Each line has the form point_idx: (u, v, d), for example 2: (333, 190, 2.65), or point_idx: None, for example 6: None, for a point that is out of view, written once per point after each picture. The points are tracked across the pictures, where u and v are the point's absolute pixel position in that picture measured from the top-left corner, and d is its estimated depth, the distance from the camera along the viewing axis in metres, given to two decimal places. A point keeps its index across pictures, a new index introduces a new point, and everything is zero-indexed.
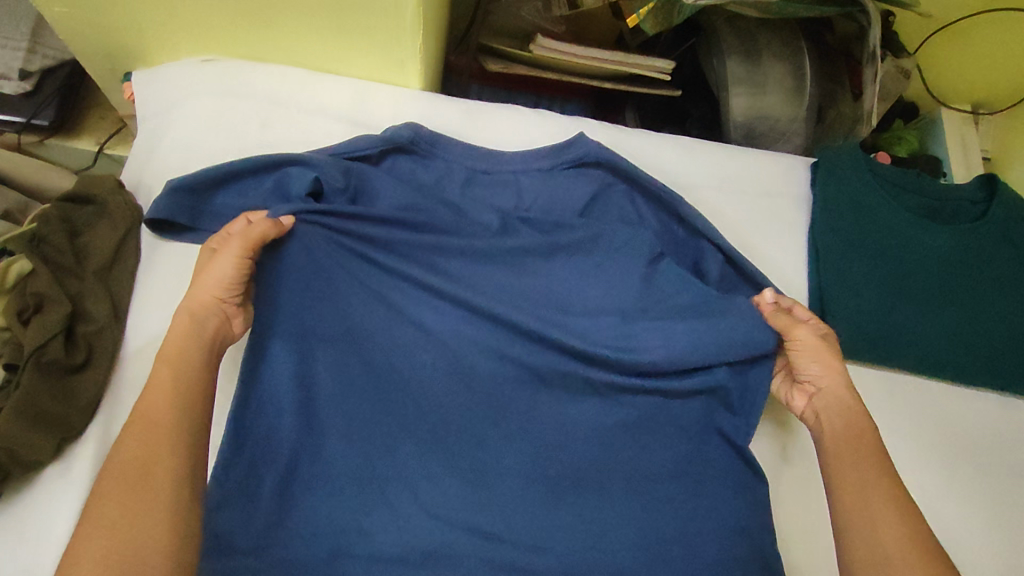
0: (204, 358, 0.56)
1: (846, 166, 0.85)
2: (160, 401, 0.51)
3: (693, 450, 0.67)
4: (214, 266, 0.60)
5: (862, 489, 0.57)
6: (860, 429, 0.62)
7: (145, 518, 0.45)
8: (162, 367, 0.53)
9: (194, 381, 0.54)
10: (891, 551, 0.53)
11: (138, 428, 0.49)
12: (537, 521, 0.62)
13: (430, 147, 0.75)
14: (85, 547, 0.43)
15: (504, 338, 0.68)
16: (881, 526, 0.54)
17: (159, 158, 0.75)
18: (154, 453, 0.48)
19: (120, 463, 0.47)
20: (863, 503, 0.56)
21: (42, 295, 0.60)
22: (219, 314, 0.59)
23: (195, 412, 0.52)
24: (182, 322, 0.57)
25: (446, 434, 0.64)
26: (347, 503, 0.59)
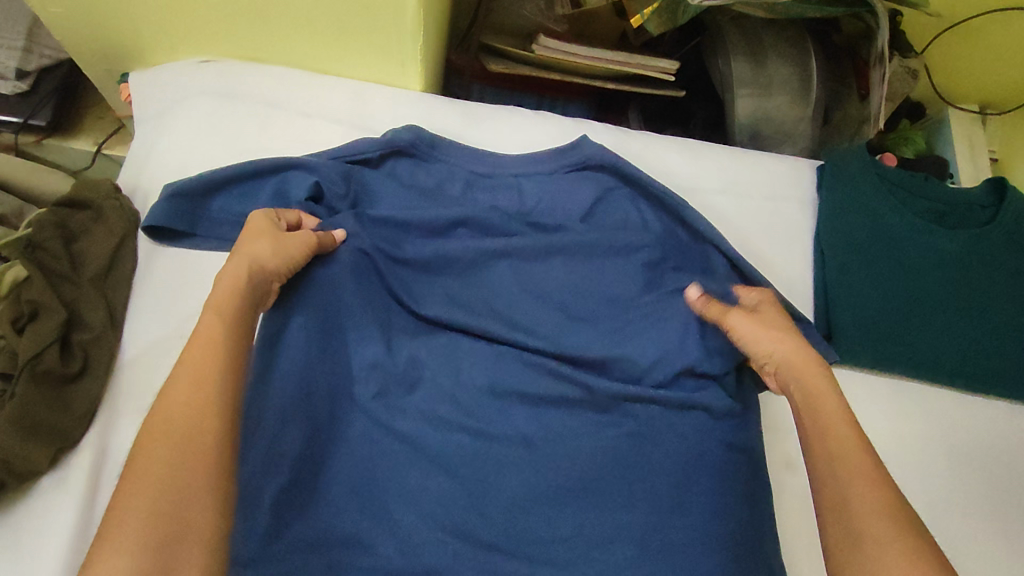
0: (246, 316, 0.53)
1: (853, 169, 0.84)
2: (206, 350, 0.48)
3: (699, 458, 0.65)
4: (281, 239, 0.59)
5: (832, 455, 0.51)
6: (823, 389, 0.56)
7: (190, 471, 0.41)
8: (209, 315, 0.50)
9: (240, 334, 0.51)
10: (868, 520, 0.46)
11: (185, 375, 0.46)
12: (540, 530, 0.60)
13: (431, 150, 0.74)
14: (130, 498, 0.39)
15: (506, 343, 0.67)
16: (855, 491, 0.48)
17: (156, 160, 0.74)
18: (201, 405, 0.44)
19: (164, 412, 0.43)
20: (835, 468, 0.50)
21: (37, 303, 0.60)
22: (267, 283, 0.58)
23: (238, 366, 0.48)
24: (235, 273, 0.54)
25: (447, 442, 0.62)
26: (346, 512, 0.58)
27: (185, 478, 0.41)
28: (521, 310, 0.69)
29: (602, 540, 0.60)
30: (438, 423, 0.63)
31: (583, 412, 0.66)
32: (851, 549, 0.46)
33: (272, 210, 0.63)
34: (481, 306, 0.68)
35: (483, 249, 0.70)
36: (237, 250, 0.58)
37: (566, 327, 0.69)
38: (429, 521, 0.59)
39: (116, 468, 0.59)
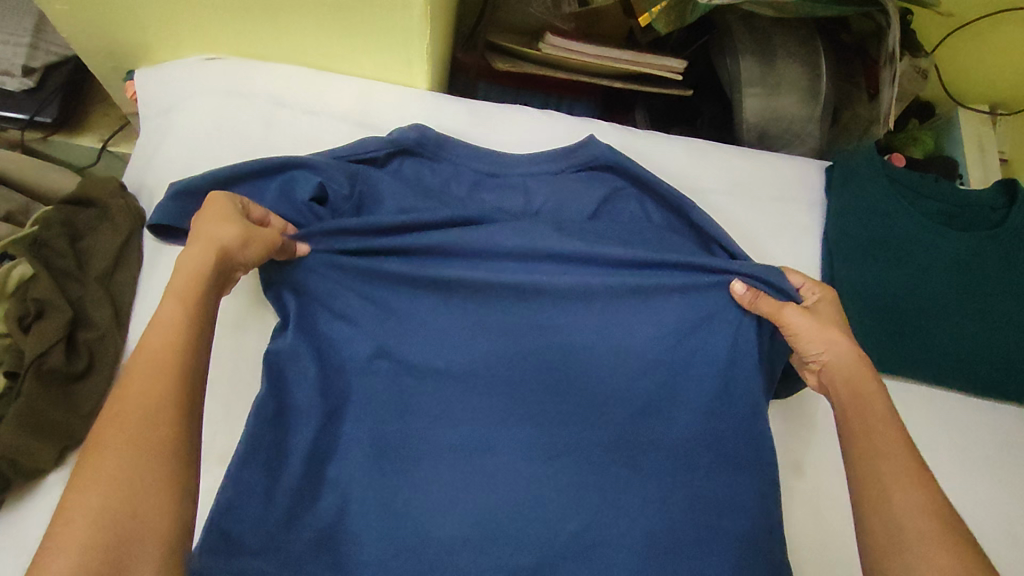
0: (213, 305, 0.51)
1: (862, 170, 0.83)
2: (165, 343, 0.46)
3: (707, 459, 0.65)
4: (247, 228, 0.56)
5: (872, 464, 0.55)
6: (874, 399, 0.60)
7: (143, 475, 0.41)
8: (169, 303, 0.49)
9: (198, 325, 0.49)
10: (921, 529, 0.50)
11: (140, 370, 0.44)
12: (548, 533, 0.60)
13: (438, 149, 0.73)
14: (77, 501, 0.39)
15: (512, 342, 0.66)
16: (899, 502, 0.52)
17: (161, 159, 0.74)
18: (160, 400, 0.43)
19: (118, 410, 0.43)
20: (877, 478, 0.54)
21: (43, 301, 0.60)
22: (231, 271, 0.55)
23: (199, 362, 0.47)
24: (199, 260, 0.51)
25: (453, 444, 0.62)
26: (356, 507, 0.58)
27: (135, 481, 0.40)
28: (528, 311, 0.68)
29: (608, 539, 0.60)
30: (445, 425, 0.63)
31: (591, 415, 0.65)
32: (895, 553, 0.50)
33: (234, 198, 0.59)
34: (487, 303, 0.68)
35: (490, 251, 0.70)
36: (199, 232, 0.54)
37: (574, 328, 0.68)
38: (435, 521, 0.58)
39: None
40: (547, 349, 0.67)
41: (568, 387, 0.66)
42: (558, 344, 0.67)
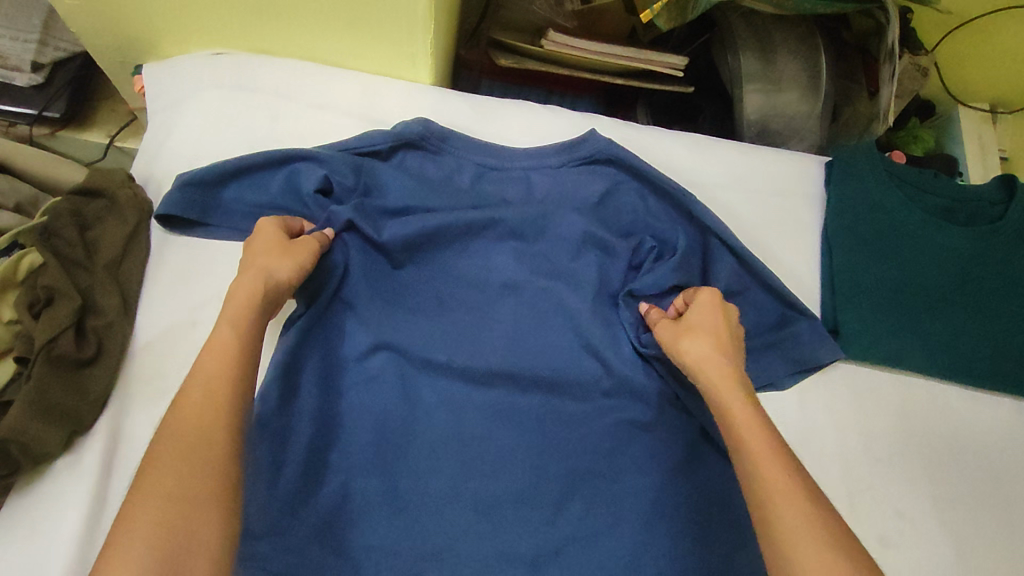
0: (259, 329, 0.54)
1: (862, 165, 0.84)
2: (217, 368, 0.49)
3: (702, 447, 0.66)
4: (291, 251, 0.59)
5: (736, 434, 0.52)
6: (727, 385, 0.56)
7: (199, 487, 0.42)
8: (221, 329, 0.51)
9: (251, 352, 0.51)
10: (775, 490, 0.47)
11: (197, 393, 0.47)
12: (547, 519, 0.61)
13: (441, 143, 0.74)
14: (140, 513, 0.41)
15: (513, 332, 0.68)
16: (759, 462, 0.49)
17: (168, 152, 0.75)
18: (213, 420, 0.46)
19: (177, 430, 0.45)
20: (739, 442, 0.51)
21: (52, 289, 0.60)
22: (279, 298, 0.57)
23: (246, 383, 0.50)
24: (249, 288, 0.54)
25: (454, 432, 0.63)
26: (360, 494, 0.59)
27: (192, 496, 0.42)
28: (530, 304, 0.69)
29: (607, 528, 0.61)
30: (446, 414, 0.64)
31: (591, 406, 0.66)
32: (755, 511, 0.47)
33: (280, 218, 0.62)
34: (489, 294, 0.69)
35: (492, 245, 0.71)
36: (248, 262, 0.57)
37: (575, 319, 0.69)
38: (437, 507, 0.60)
39: (129, 452, 0.60)
40: (548, 339, 0.68)
41: (568, 379, 0.67)
42: (558, 336, 0.68)
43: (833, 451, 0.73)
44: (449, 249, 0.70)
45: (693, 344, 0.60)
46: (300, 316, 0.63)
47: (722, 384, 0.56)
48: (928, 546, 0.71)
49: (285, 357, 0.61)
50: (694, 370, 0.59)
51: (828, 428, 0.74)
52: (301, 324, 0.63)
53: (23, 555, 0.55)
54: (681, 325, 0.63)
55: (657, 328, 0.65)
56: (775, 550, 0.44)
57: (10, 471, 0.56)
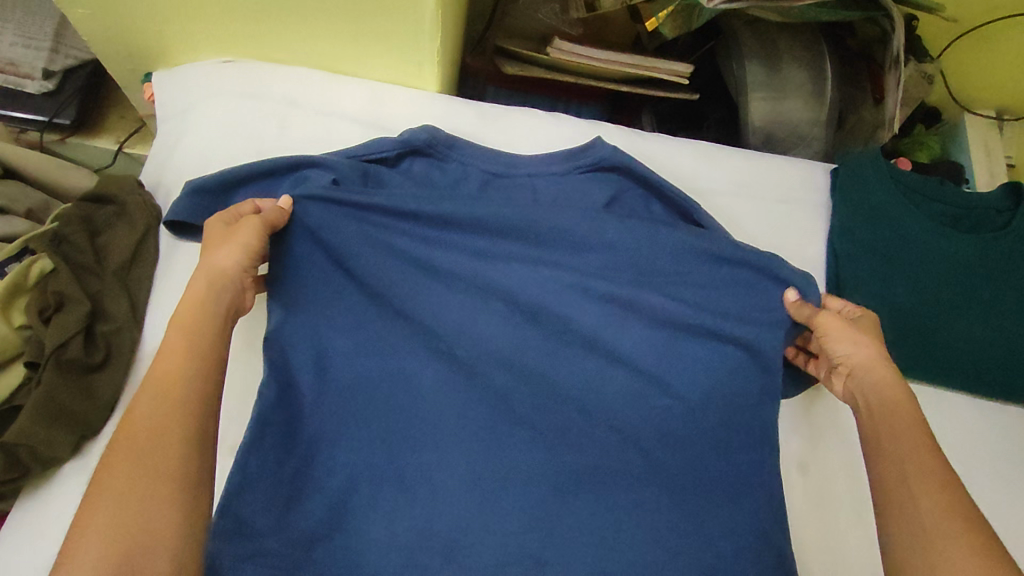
0: (220, 331, 0.55)
1: (868, 171, 0.83)
2: (171, 369, 0.50)
3: (700, 449, 0.68)
4: (233, 238, 0.59)
5: (896, 429, 0.59)
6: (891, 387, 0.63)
7: (152, 486, 0.44)
8: (174, 334, 0.52)
9: (206, 351, 0.52)
10: (919, 480, 0.55)
11: (150, 398, 0.48)
12: (545, 525, 0.63)
13: (447, 150, 0.75)
14: (94, 521, 0.42)
15: (518, 339, 0.70)
16: (915, 454, 0.56)
17: (178, 159, 0.75)
18: (166, 423, 0.46)
19: (130, 432, 0.46)
20: (899, 435, 0.58)
21: (63, 294, 0.61)
22: (236, 283, 0.59)
23: (207, 383, 0.50)
24: (197, 288, 0.56)
25: (457, 434, 0.65)
26: (367, 495, 0.62)
27: (148, 496, 0.43)
28: (529, 311, 0.71)
29: (607, 529, 0.63)
30: (446, 423, 0.66)
31: (587, 415, 0.69)
32: (889, 492, 0.56)
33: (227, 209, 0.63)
34: (492, 299, 0.71)
35: (498, 248, 0.72)
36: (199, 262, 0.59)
37: (572, 324, 0.71)
38: (442, 506, 0.62)
39: None
40: (551, 341, 0.71)
41: (576, 386, 0.69)
42: (563, 338, 0.71)
43: None
44: (452, 255, 0.71)
45: (847, 345, 0.67)
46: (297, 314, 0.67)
47: (882, 385, 0.63)
48: None
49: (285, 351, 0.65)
50: (855, 369, 0.66)
51: None
52: (296, 322, 0.67)
53: (30, 557, 0.56)
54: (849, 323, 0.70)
55: (829, 313, 0.69)
56: (910, 525, 0.53)
57: (18, 476, 0.57)
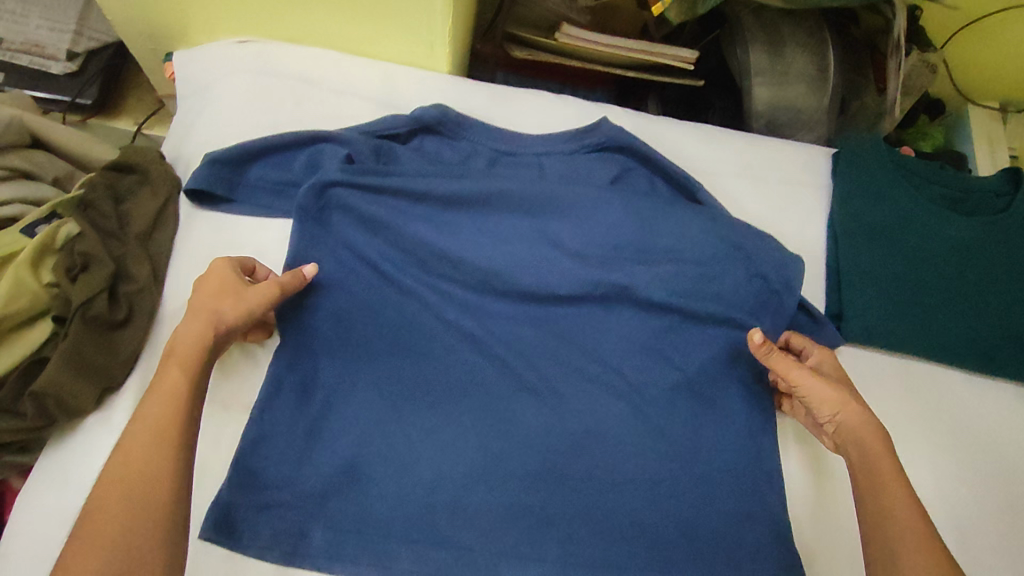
0: (208, 371, 0.57)
1: (868, 155, 0.85)
2: (163, 409, 0.52)
3: (698, 417, 0.70)
4: (243, 299, 0.60)
5: (879, 484, 0.59)
6: (872, 443, 0.62)
7: (143, 529, 0.47)
8: (172, 370, 0.54)
9: (197, 392, 0.55)
10: (909, 554, 0.55)
11: (139, 433, 0.51)
12: (546, 487, 0.65)
13: (457, 129, 0.78)
14: (81, 563, 0.45)
15: (522, 311, 0.72)
16: (897, 515, 0.57)
17: (196, 134, 0.78)
18: (156, 464, 0.50)
19: (121, 474, 0.49)
20: (882, 493, 0.59)
21: (88, 255, 0.63)
22: (227, 338, 0.60)
23: (192, 423, 0.53)
24: (197, 332, 0.57)
25: (462, 400, 0.67)
26: (375, 453, 0.64)
27: (137, 539, 0.46)
28: (533, 284, 0.72)
29: (605, 489, 0.66)
30: (451, 389, 0.68)
31: (589, 383, 0.70)
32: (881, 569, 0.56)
33: (234, 261, 0.64)
34: (496, 273, 0.71)
35: (503, 220, 0.74)
36: (198, 304, 0.59)
37: (573, 296, 0.72)
38: (448, 465, 0.64)
39: None
40: (552, 311, 0.72)
41: (579, 357, 0.71)
42: (563, 309, 0.73)
43: None
44: (458, 229, 0.73)
45: (825, 404, 0.65)
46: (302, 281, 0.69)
47: (862, 441, 0.62)
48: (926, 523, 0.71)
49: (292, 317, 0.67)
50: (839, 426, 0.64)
51: None
52: (303, 288, 0.68)
53: (60, 504, 0.60)
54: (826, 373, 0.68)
55: (800, 371, 0.65)
56: None
57: (45, 425, 0.60)
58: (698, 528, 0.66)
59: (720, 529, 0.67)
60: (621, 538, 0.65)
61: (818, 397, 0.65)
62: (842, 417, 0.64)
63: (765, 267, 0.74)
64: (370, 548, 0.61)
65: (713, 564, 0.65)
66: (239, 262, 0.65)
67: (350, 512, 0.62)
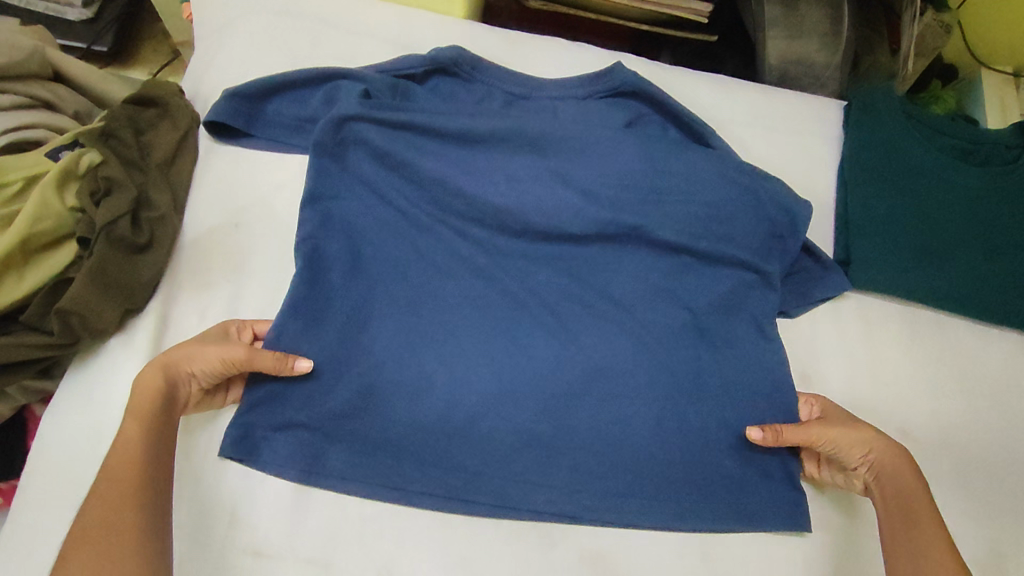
0: (168, 417, 0.55)
1: (880, 105, 0.86)
2: (124, 458, 0.50)
3: (706, 353, 0.71)
4: (202, 353, 0.58)
5: (911, 526, 0.56)
6: (903, 483, 0.60)
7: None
8: (129, 423, 0.53)
9: (161, 439, 0.53)
10: None
11: (99, 490, 0.48)
12: (556, 418, 0.67)
13: (472, 70, 0.78)
14: None
15: (534, 251, 0.73)
16: (930, 554, 0.54)
17: (214, 70, 0.79)
18: (122, 514, 0.47)
19: (83, 531, 0.46)
20: (912, 533, 0.56)
21: (112, 180, 0.65)
22: (185, 388, 0.58)
23: (156, 468, 0.51)
24: (150, 378, 0.55)
25: (475, 332, 0.69)
26: (391, 379, 0.66)
27: None
28: (546, 223, 0.72)
29: (614, 421, 0.67)
30: (465, 322, 0.69)
31: (599, 322, 0.71)
32: None
33: (231, 322, 0.64)
34: (509, 212, 0.72)
35: (516, 160, 0.75)
36: (166, 351, 0.59)
37: (585, 235, 0.73)
38: (462, 394, 0.66)
39: (177, 332, 0.65)
40: (564, 250, 0.74)
41: (589, 296, 0.72)
42: (573, 249, 0.74)
43: (843, 378, 0.74)
44: (473, 167, 0.74)
45: (848, 447, 0.62)
46: (314, 213, 0.69)
47: (895, 482, 0.60)
48: (931, 467, 0.71)
49: (307, 245, 0.68)
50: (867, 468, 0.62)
51: (838, 349, 0.76)
52: (318, 219, 0.69)
53: (85, 419, 0.62)
54: (848, 417, 0.65)
55: (817, 427, 0.63)
56: None
57: (71, 343, 0.61)
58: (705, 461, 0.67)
59: (725, 462, 0.68)
60: (628, 468, 0.66)
61: (840, 441, 0.63)
62: (874, 457, 0.62)
63: (777, 213, 0.75)
64: (382, 471, 0.62)
65: (720, 497, 0.66)
66: (225, 323, 0.64)
67: (365, 434, 0.64)
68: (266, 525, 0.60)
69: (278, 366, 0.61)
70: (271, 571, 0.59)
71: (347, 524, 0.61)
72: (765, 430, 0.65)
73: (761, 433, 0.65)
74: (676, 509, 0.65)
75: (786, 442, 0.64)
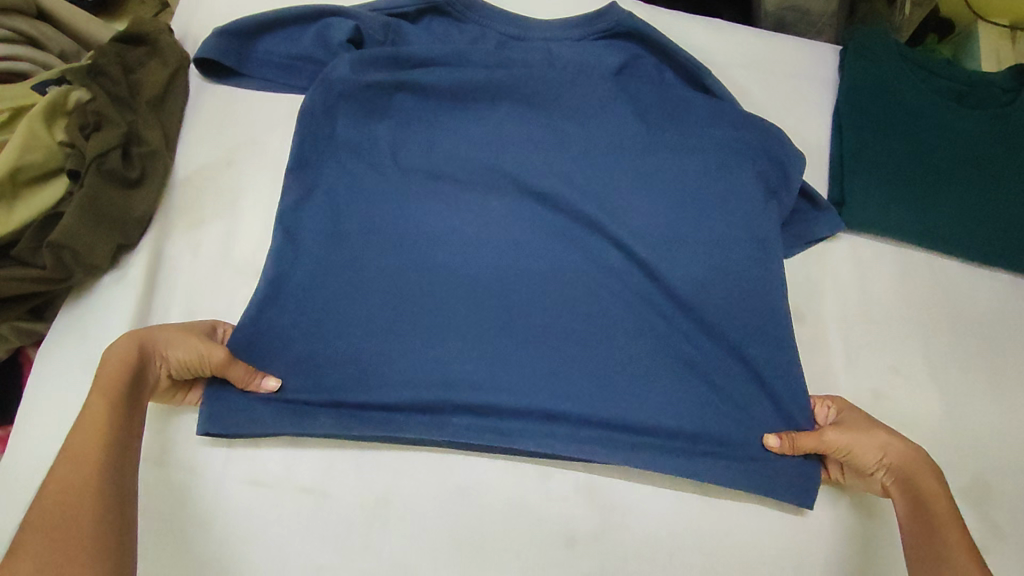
0: (134, 395, 0.54)
1: (876, 47, 0.86)
2: (87, 436, 0.49)
3: (705, 290, 0.69)
4: (181, 345, 0.57)
5: (935, 528, 0.55)
6: (922, 482, 0.59)
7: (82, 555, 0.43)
8: (95, 399, 0.51)
9: (128, 415, 0.52)
10: None
11: (62, 468, 0.47)
12: (552, 356, 0.65)
13: (465, 10, 0.77)
14: None
15: (527, 192, 0.71)
16: (953, 553, 0.53)
17: (204, 10, 0.78)
18: (87, 489, 0.46)
19: (45, 507, 0.45)
20: (936, 533, 0.55)
21: (100, 114, 0.64)
22: (156, 368, 0.57)
23: (123, 444, 0.51)
24: (125, 351, 0.55)
25: (468, 272, 0.68)
26: (383, 317, 0.65)
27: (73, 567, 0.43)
28: (539, 163, 0.72)
29: (610, 360, 0.66)
30: (457, 263, 0.68)
31: (593, 262, 0.70)
32: None
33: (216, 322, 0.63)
34: (502, 155, 0.72)
35: (510, 102, 0.74)
36: (146, 329, 0.58)
37: (578, 175, 0.72)
38: (455, 334, 0.65)
39: (171, 268, 0.65)
40: (560, 193, 0.71)
41: (583, 237, 0.71)
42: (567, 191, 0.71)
43: (834, 318, 0.75)
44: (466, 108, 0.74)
45: (865, 450, 0.61)
46: (305, 153, 0.70)
47: (914, 482, 0.59)
48: (918, 402, 0.72)
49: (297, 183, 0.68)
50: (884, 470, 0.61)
51: (828, 289, 0.77)
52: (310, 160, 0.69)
53: (80, 353, 0.62)
54: (863, 418, 0.64)
55: (833, 433, 0.62)
56: None
57: (64, 279, 0.61)
58: (708, 395, 0.66)
59: (724, 398, 0.67)
60: (624, 408, 0.64)
61: (855, 444, 0.62)
62: (892, 458, 0.61)
63: (771, 154, 0.75)
64: (375, 407, 0.62)
65: (717, 437, 0.65)
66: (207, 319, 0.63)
67: (354, 371, 0.63)
68: (264, 456, 0.61)
69: (245, 381, 0.60)
70: (269, 501, 0.60)
71: (343, 456, 0.62)
72: (781, 438, 0.64)
73: (779, 443, 0.64)
74: (673, 444, 0.64)
75: (802, 450, 0.63)
